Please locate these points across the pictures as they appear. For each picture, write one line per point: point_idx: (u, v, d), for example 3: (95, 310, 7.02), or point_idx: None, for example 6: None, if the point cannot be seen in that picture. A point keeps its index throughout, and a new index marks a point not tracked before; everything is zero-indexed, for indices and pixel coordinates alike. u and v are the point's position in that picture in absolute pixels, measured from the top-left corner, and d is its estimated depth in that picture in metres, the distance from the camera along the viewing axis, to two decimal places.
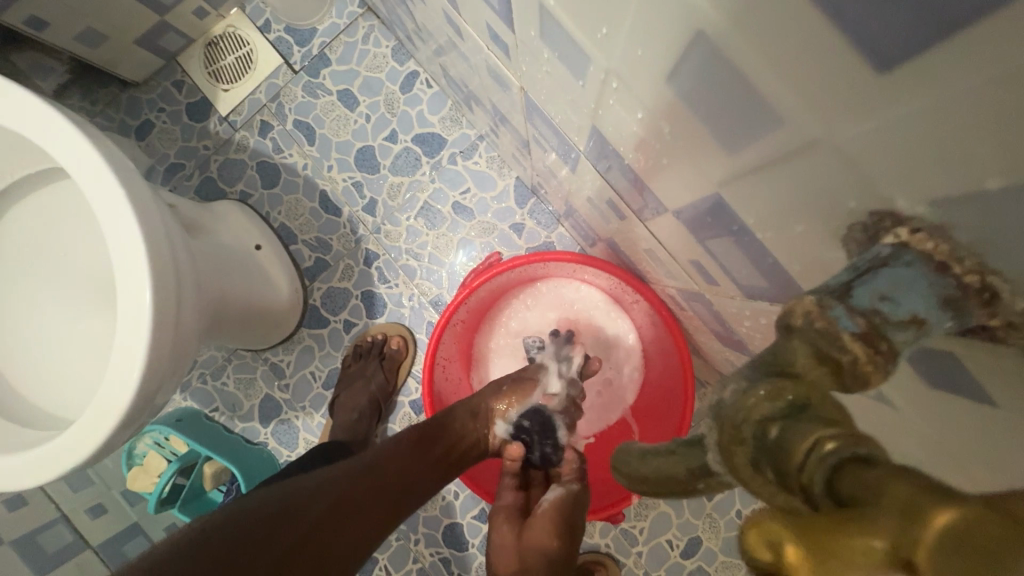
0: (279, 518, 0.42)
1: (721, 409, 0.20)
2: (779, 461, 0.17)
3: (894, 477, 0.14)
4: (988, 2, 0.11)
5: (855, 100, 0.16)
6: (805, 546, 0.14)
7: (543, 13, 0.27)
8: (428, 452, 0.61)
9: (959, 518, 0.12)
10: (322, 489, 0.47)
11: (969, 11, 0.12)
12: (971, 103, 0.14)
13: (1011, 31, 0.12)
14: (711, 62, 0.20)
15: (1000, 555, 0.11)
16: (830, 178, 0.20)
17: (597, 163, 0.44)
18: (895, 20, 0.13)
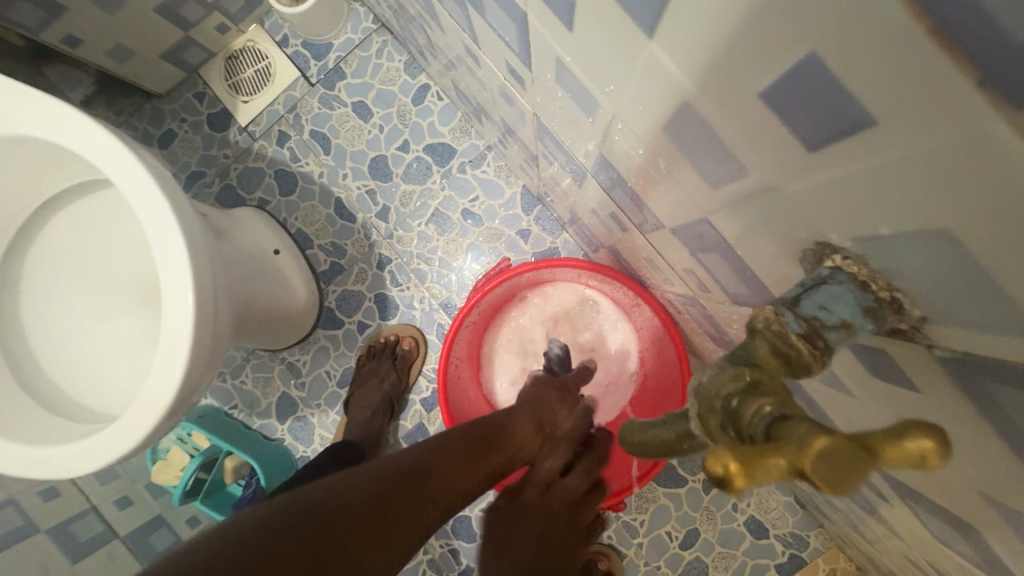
0: (313, 531, 0.36)
1: (700, 387, 0.23)
2: (736, 421, 0.21)
3: (807, 424, 0.18)
4: (860, 119, 0.15)
5: (795, 162, 0.19)
6: (741, 463, 0.19)
7: (559, 63, 0.31)
8: (484, 458, 0.52)
9: (831, 444, 0.16)
10: (365, 495, 0.40)
11: (855, 116, 0.15)
12: (872, 175, 0.16)
13: (882, 135, 0.14)
14: (689, 122, 0.23)
15: (848, 466, 0.16)
16: (783, 218, 0.22)
17: (602, 180, 0.49)
18: (808, 114, 0.16)
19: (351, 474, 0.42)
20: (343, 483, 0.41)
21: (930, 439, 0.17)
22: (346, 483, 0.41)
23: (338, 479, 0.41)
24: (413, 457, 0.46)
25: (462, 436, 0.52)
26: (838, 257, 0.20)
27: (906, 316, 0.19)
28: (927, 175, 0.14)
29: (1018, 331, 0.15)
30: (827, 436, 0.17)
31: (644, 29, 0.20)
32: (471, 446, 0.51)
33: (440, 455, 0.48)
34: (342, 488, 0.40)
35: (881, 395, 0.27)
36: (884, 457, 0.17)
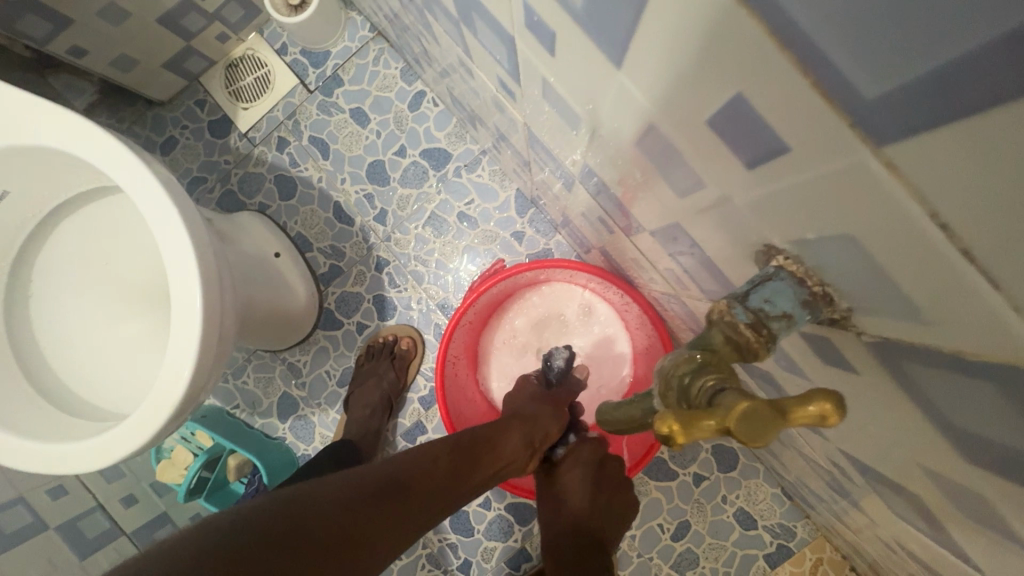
0: (306, 521, 0.40)
1: (661, 366, 0.26)
2: (686, 393, 0.24)
3: (740, 394, 0.22)
4: (785, 141, 0.18)
5: (739, 176, 0.22)
6: (683, 424, 0.22)
7: (544, 82, 0.35)
8: (469, 468, 0.58)
9: (753, 407, 0.20)
10: (353, 494, 0.45)
11: (780, 141, 0.18)
12: (799, 189, 0.19)
13: (803, 155, 0.17)
14: (656, 139, 0.26)
15: (764, 423, 0.20)
16: (736, 224, 0.25)
17: (588, 186, 0.52)
18: (747, 137, 0.19)
19: (343, 477, 0.47)
20: (337, 483, 0.45)
21: (832, 402, 0.20)
22: (339, 484, 0.45)
23: (331, 480, 0.46)
24: (403, 465, 0.52)
25: (449, 448, 0.58)
26: (782, 257, 0.23)
27: (837, 307, 0.22)
28: (837, 193, 0.17)
29: (913, 318, 0.18)
30: (747, 406, 0.21)
31: (614, 61, 0.23)
32: (455, 457, 0.57)
33: (427, 463, 0.54)
34: (337, 486, 0.45)
35: (835, 380, 0.30)
36: (795, 420, 0.21)
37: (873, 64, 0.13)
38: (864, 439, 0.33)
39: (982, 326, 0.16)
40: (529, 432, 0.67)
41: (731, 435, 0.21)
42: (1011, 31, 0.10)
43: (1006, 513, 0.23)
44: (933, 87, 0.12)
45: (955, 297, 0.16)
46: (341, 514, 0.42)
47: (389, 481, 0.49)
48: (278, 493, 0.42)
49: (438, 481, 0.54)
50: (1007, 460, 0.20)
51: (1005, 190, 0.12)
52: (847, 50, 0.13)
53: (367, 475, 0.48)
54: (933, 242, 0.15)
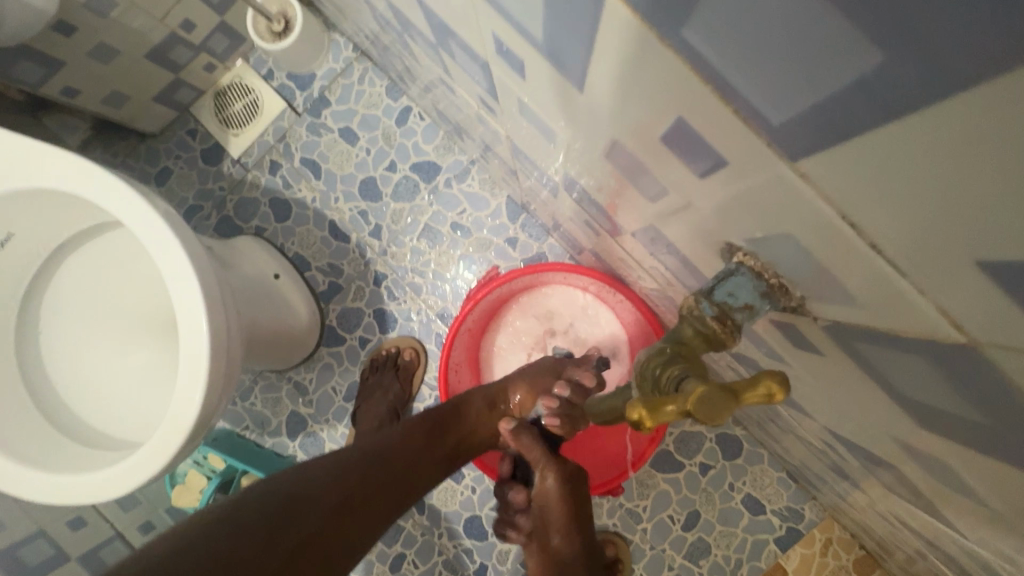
0: (287, 515, 0.44)
1: (639, 361, 0.30)
2: (656, 382, 0.27)
3: (698, 380, 0.25)
4: (723, 156, 0.20)
5: (693, 184, 0.24)
6: (646, 407, 0.26)
7: (521, 101, 0.37)
8: (436, 441, 0.62)
9: (706, 389, 0.23)
10: (330, 485, 0.49)
11: (721, 156, 0.20)
12: (741, 198, 0.21)
13: (738, 168, 0.19)
14: (621, 152, 0.28)
15: (717, 404, 0.23)
16: (699, 226, 0.28)
17: (572, 192, 0.54)
18: (694, 152, 0.21)
19: (325, 461, 0.52)
20: (320, 467, 0.51)
21: (776, 378, 0.23)
22: (323, 467, 0.51)
23: (312, 462, 0.51)
24: (381, 446, 0.57)
25: (420, 424, 0.62)
26: (741, 255, 0.25)
27: (792, 296, 0.24)
28: (772, 201, 0.19)
29: (852, 304, 0.20)
30: (702, 391, 0.23)
31: (575, 87, 0.25)
32: (428, 433, 0.62)
33: (399, 442, 0.59)
34: (319, 470, 0.50)
35: (810, 364, 0.32)
36: (747, 400, 0.23)
37: (778, 100, 0.15)
38: (845, 416, 0.35)
39: (905, 313, 0.18)
40: (493, 397, 0.69)
41: (693, 419, 0.24)
42: (861, 77, 0.13)
43: (967, 477, 0.25)
44: (822, 118, 0.15)
45: (879, 286, 0.18)
46: (328, 495, 0.48)
47: (365, 460, 0.54)
48: (269, 480, 0.47)
49: (408, 456, 0.58)
50: (953, 427, 0.22)
51: (891, 194, 0.15)
52: (757, 88, 0.16)
53: (345, 457, 0.53)
54: (851, 241, 0.17)
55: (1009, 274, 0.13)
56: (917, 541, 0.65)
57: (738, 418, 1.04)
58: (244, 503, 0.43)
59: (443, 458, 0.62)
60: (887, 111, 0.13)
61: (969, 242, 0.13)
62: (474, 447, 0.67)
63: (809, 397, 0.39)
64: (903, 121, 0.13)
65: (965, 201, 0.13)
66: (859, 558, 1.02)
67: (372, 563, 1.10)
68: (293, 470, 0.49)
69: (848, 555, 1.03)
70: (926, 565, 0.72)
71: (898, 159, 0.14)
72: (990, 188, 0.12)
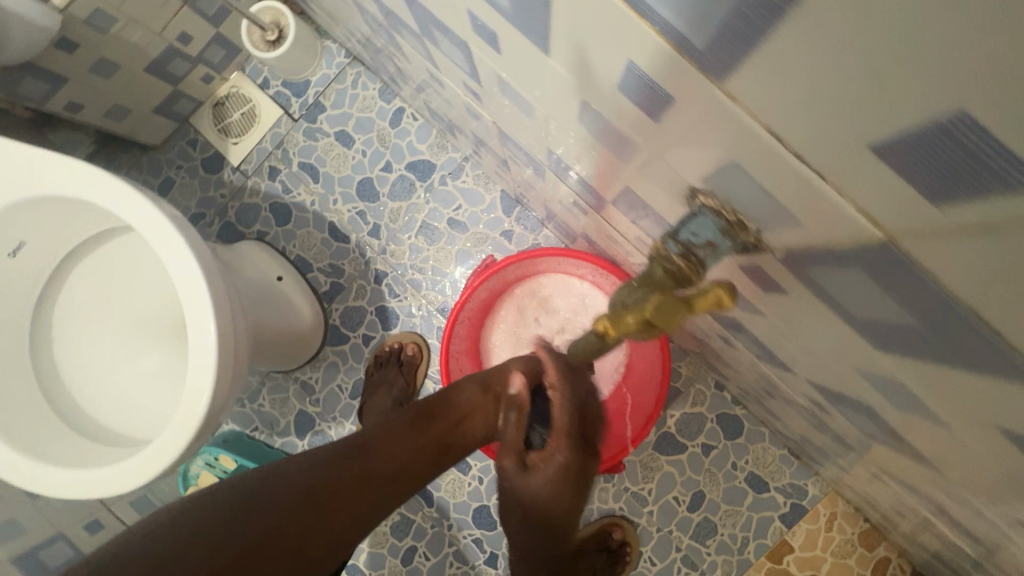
0: (241, 510, 0.49)
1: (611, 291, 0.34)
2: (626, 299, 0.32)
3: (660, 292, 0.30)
4: (666, 95, 0.22)
5: (651, 131, 0.26)
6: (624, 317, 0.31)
7: (500, 78, 0.39)
8: (426, 429, 0.61)
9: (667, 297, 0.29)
10: (296, 477, 0.53)
11: (663, 95, 0.22)
12: (689, 135, 0.23)
13: (680, 104, 0.22)
14: (587, 112, 0.31)
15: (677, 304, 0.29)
16: (664, 176, 0.30)
17: (558, 171, 0.56)
18: (643, 97, 0.24)
19: (292, 463, 0.54)
20: (281, 470, 0.53)
21: (722, 289, 0.28)
22: (285, 472, 0.53)
23: (274, 466, 0.54)
24: (364, 436, 0.59)
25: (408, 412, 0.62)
26: (701, 197, 0.27)
27: (749, 231, 0.26)
28: (713, 133, 0.22)
29: (795, 224, 0.22)
30: (660, 299, 0.29)
31: (541, 49, 0.28)
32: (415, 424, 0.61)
33: (381, 435, 0.59)
34: (281, 476, 0.53)
35: (780, 307, 0.34)
36: (698, 303, 0.29)
37: (688, 31, 0.17)
38: (819, 357, 0.37)
39: (834, 221, 0.20)
40: (488, 375, 0.66)
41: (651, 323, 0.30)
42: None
43: (921, 393, 0.27)
44: (722, 40, 0.16)
45: (809, 199, 0.20)
46: (279, 501, 0.51)
47: (337, 458, 0.56)
48: (228, 481, 0.52)
49: (392, 448, 0.59)
50: (898, 336, 0.24)
51: (791, 100, 0.16)
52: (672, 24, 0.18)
53: (310, 460, 0.55)
54: (779, 156, 0.19)
55: (896, 151, 0.15)
56: (914, 502, 0.67)
57: (737, 397, 1.05)
58: (194, 506, 0.49)
59: (432, 447, 0.61)
60: (763, 21, 0.15)
61: (856, 132, 0.15)
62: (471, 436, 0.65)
63: (788, 347, 0.41)
64: (776, 27, 0.15)
65: (844, 90, 0.15)
66: (863, 530, 1.04)
67: (384, 557, 1.11)
68: (257, 473, 0.53)
69: (853, 528, 1.04)
70: (925, 527, 0.74)
71: (787, 64, 0.15)
72: (854, 69, 0.14)
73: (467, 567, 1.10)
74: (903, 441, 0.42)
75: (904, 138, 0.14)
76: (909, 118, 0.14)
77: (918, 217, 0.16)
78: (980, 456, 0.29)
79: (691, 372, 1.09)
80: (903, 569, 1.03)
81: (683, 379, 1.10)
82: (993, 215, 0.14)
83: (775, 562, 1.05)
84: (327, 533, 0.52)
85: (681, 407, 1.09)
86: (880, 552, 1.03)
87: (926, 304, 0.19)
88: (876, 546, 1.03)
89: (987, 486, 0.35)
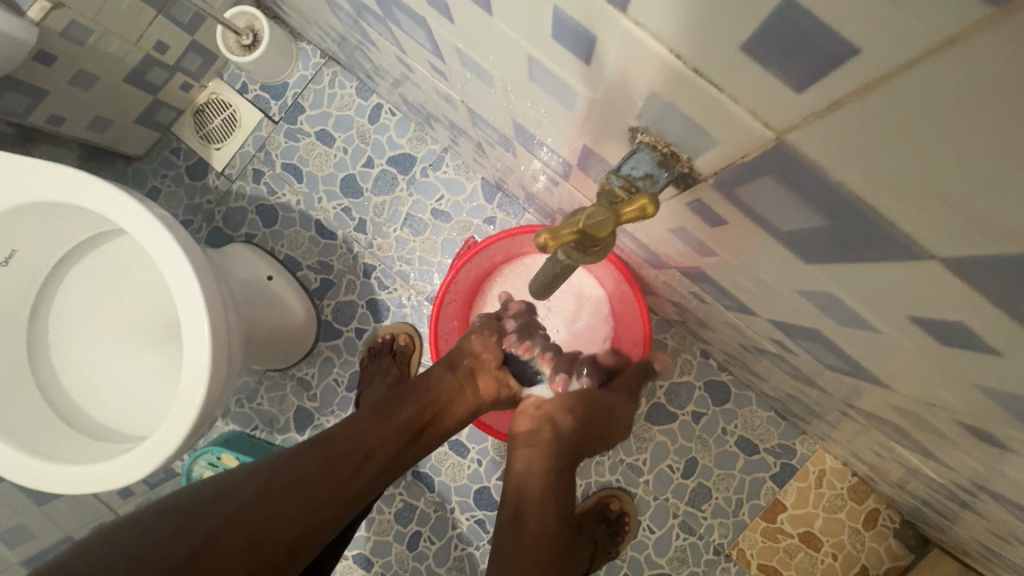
0: (199, 510, 0.52)
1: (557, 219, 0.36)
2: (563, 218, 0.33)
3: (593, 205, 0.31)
4: (588, 35, 0.25)
5: (587, 76, 0.29)
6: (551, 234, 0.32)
7: (460, 51, 0.42)
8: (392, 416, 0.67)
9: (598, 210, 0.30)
10: (254, 474, 0.56)
11: (587, 35, 0.25)
12: (616, 73, 0.26)
13: (601, 42, 0.24)
14: (534, 68, 0.33)
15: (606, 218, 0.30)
16: (608, 120, 0.33)
17: (526, 144, 0.59)
18: (572, 41, 0.26)
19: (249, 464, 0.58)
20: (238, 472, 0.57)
21: (646, 199, 0.28)
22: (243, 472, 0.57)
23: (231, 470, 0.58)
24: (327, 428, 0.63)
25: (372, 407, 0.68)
26: (639, 133, 0.30)
27: (682, 160, 0.29)
28: (631, 65, 0.24)
29: (714, 143, 0.25)
30: (592, 209, 0.31)
31: (486, 10, 0.30)
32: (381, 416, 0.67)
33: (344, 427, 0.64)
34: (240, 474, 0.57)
35: (729, 240, 0.37)
36: (627, 213, 0.29)
37: None
38: (772, 286, 0.39)
39: (739, 129, 0.22)
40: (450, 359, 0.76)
41: (585, 234, 0.32)
42: None
43: (851, 299, 0.30)
44: None
45: (715, 112, 0.22)
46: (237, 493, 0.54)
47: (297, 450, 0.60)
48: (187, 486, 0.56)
49: (359, 432, 0.64)
50: (818, 240, 0.26)
51: (675, 15, 0.19)
52: None
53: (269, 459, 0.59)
54: (683, 74, 0.22)
55: (759, 47, 0.17)
56: (891, 443, 0.69)
57: (722, 363, 1.08)
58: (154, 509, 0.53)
59: (401, 427, 0.66)
60: None
61: (728, 35, 0.18)
62: (443, 414, 0.72)
63: (747, 284, 0.44)
64: None
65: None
66: (853, 485, 1.07)
67: (390, 544, 1.13)
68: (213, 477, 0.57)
69: (842, 483, 1.07)
70: (906, 470, 0.76)
71: None
72: None
73: (471, 548, 1.11)
74: (860, 366, 0.44)
75: (762, 33, 0.17)
76: (761, 14, 0.16)
77: (793, 105, 0.18)
78: (913, 356, 0.32)
79: (677, 342, 1.12)
80: (893, 518, 1.06)
81: (669, 349, 1.12)
82: (841, 90, 0.16)
83: (769, 521, 1.08)
84: (286, 524, 0.54)
85: (669, 376, 1.12)
86: (870, 504, 1.06)
87: (825, 196, 0.22)
88: (866, 499, 1.06)
89: (931, 394, 0.37)
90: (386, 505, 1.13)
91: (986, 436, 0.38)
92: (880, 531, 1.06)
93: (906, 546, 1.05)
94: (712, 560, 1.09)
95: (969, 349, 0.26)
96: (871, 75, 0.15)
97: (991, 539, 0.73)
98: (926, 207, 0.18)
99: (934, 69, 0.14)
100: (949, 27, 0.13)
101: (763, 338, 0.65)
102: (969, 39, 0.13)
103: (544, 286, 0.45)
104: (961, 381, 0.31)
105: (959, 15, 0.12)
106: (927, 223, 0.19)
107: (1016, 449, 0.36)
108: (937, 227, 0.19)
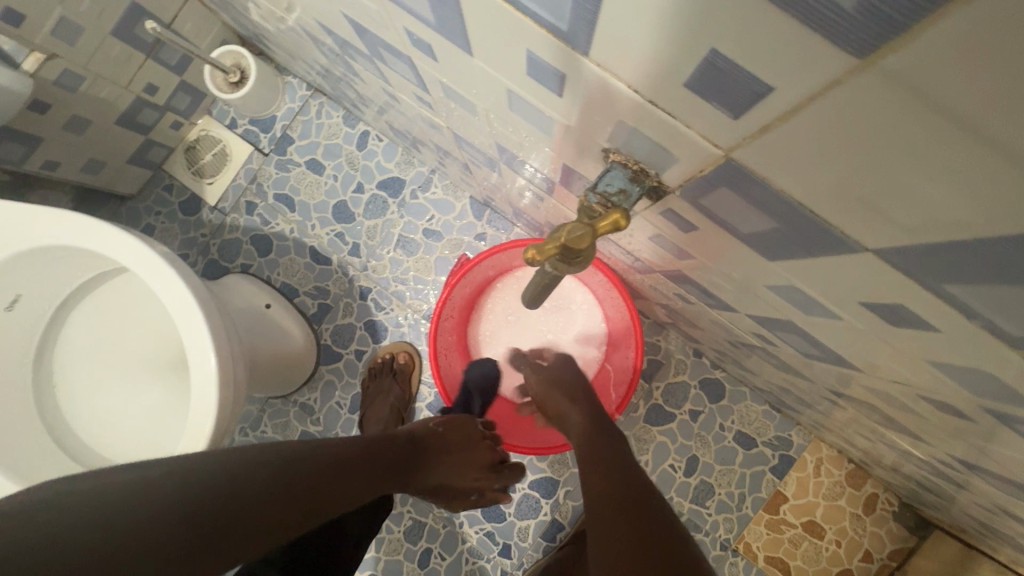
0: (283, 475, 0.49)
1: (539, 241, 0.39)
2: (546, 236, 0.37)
3: (573, 225, 0.35)
4: (559, 72, 0.28)
5: (559, 105, 0.32)
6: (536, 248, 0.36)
7: (445, 86, 0.46)
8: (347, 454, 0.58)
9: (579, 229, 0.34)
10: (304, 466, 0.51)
11: (555, 71, 0.28)
12: (584, 103, 0.29)
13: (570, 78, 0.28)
14: (511, 96, 0.36)
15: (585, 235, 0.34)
16: (581, 142, 0.36)
17: (511, 164, 0.62)
18: (542, 76, 0.30)
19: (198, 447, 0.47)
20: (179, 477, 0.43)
21: (619, 215, 0.32)
22: (186, 493, 0.42)
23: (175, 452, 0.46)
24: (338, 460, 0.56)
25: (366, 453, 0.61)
26: (611, 153, 0.33)
27: (651, 175, 0.32)
28: (596, 96, 0.28)
29: (674, 159, 0.28)
30: (572, 226, 0.35)
31: (466, 51, 0.34)
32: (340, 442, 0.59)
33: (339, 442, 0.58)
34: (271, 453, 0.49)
35: (703, 242, 0.40)
36: (602, 228, 0.34)
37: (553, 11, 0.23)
38: (747, 284, 0.43)
39: (694, 150, 0.26)
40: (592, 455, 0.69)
41: (567, 247, 0.36)
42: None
43: (808, 289, 0.33)
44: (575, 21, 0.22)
45: (673, 135, 0.26)
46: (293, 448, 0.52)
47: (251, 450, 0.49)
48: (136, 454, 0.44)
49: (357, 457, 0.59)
50: (774, 241, 0.30)
51: (625, 57, 0.22)
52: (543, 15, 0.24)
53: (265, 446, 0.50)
54: (638, 103, 0.25)
55: (697, 84, 0.21)
56: (880, 425, 0.72)
57: (715, 361, 1.11)
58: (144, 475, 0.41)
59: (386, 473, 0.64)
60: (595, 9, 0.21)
61: (673, 75, 0.21)
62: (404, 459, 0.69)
63: (725, 281, 0.47)
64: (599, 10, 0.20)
65: (649, 45, 0.20)
66: (850, 471, 1.09)
67: (401, 563, 1.13)
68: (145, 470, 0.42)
69: (840, 470, 1.10)
70: (898, 452, 0.79)
71: (614, 32, 0.21)
72: (647, 29, 0.20)
73: (482, 561, 1.12)
74: (832, 350, 0.47)
75: (700, 75, 0.20)
76: (694, 62, 0.20)
77: (734, 129, 0.22)
78: (873, 336, 0.35)
79: (670, 344, 1.15)
80: (891, 502, 1.08)
81: (662, 351, 1.15)
82: (766, 118, 0.20)
83: (773, 513, 1.10)
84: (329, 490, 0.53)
85: (664, 377, 1.14)
86: (867, 489, 1.09)
87: (771, 202, 0.25)
88: (864, 485, 1.09)
89: (899, 373, 0.40)
90: (395, 523, 1.14)
91: (954, 410, 0.41)
92: (881, 515, 1.09)
93: (907, 529, 1.07)
94: (719, 556, 1.10)
95: (915, 329, 0.29)
96: (789, 107, 0.19)
97: (983, 513, 0.75)
98: (854, 212, 0.22)
99: (835, 102, 0.17)
100: (835, 71, 0.16)
101: (747, 333, 0.68)
102: (855, 80, 0.16)
103: (532, 293, 0.49)
104: (916, 358, 0.34)
105: (842, 61, 0.15)
106: (858, 224, 0.22)
107: (978, 419, 0.38)
108: (864, 225, 0.22)
